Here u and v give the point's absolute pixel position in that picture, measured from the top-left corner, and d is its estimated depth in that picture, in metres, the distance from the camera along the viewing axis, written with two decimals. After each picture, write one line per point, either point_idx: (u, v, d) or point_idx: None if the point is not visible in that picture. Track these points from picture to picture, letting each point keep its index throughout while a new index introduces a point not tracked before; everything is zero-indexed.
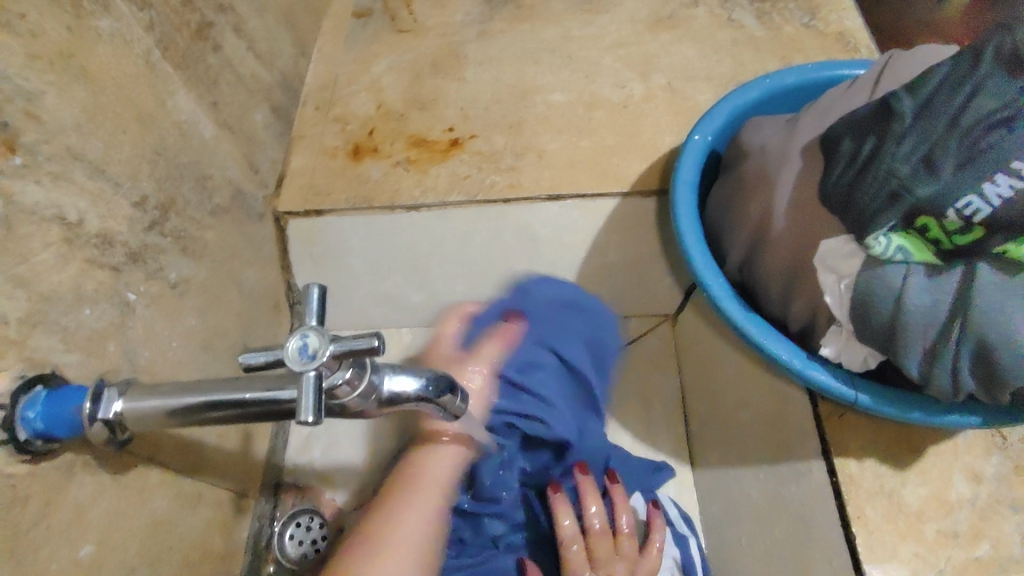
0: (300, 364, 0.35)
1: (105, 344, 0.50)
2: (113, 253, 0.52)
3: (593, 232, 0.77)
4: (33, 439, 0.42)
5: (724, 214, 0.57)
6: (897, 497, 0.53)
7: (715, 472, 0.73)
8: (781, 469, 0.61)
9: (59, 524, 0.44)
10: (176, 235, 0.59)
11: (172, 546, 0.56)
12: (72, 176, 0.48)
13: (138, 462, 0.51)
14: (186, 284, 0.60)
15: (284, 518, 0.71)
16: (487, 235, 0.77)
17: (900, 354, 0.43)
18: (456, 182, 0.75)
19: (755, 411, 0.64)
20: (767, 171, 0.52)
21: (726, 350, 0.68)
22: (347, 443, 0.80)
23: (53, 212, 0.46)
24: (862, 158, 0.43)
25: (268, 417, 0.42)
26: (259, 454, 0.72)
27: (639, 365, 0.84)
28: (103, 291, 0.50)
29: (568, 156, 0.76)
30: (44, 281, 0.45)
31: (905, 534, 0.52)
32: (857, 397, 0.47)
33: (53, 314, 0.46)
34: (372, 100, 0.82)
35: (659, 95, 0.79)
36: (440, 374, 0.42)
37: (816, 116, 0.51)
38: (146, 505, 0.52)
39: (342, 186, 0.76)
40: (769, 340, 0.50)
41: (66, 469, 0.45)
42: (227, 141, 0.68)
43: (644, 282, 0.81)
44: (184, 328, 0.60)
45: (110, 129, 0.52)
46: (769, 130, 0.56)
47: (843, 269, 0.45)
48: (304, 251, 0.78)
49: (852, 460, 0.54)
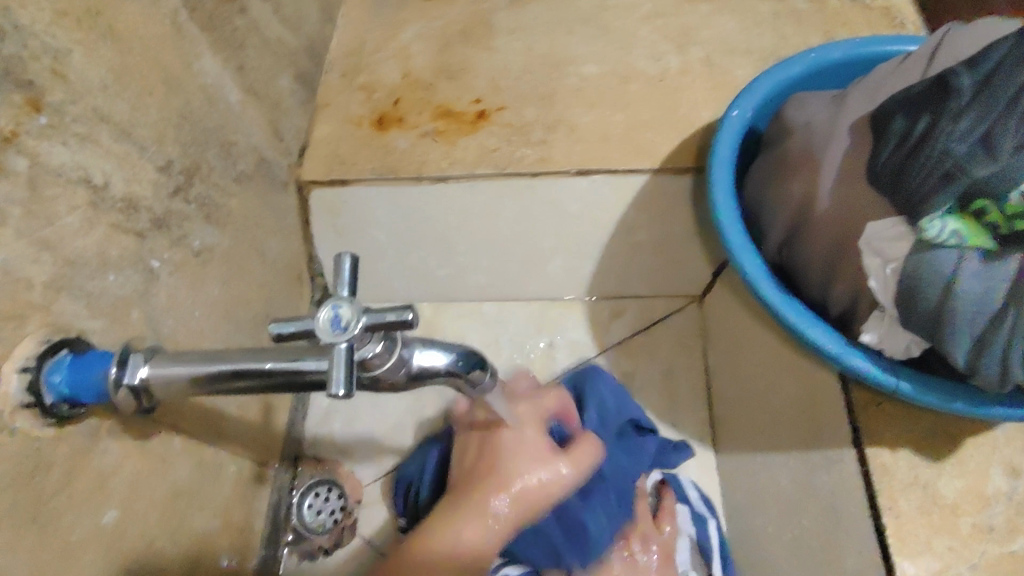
0: (331, 335, 0.34)
1: (129, 311, 0.49)
2: (137, 218, 0.51)
3: (621, 210, 0.75)
4: (59, 404, 0.41)
5: (761, 193, 0.55)
6: (932, 489, 0.51)
7: (741, 457, 0.72)
8: (811, 457, 0.59)
9: (83, 489, 0.44)
10: (200, 201, 0.59)
11: (193, 512, 0.56)
12: (99, 139, 0.47)
13: (162, 429, 0.51)
14: (210, 252, 0.60)
15: (303, 488, 0.72)
16: (514, 209, 0.76)
17: (947, 342, 0.41)
18: (483, 154, 0.73)
19: (785, 397, 0.63)
20: (812, 149, 0.50)
21: (756, 332, 0.67)
22: (368, 416, 0.79)
23: (80, 175, 0.45)
24: (914, 136, 0.42)
25: (293, 389, 0.41)
26: (279, 424, 0.72)
27: (663, 346, 0.83)
28: (128, 257, 0.50)
29: (599, 130, 0.74)
30: (69, 246, 0.44)
31: (938, 529, 0.50)
32: (898, 386, 0.45)
33: (77, 280, 0.45)
34: (399, 68, 0.80)
35: (695, 69, 0.77)
36: (471, 350, 0.40)
37: (866, 92, 0.49)
38: (168, 471, 0.52)
39: (365, 156, 0.74)
40: (808, 325, 0.49)
41: (92, 433, 0.44)
42: (252, 107, 0.67)
43: (672, 261, 0.80)
44: (207, 296, 0.59)
45: (136, 91, 0.51)
46: (815, 106, 0.54)
47: (889, 253, 0.43)
48: (327, 222, 0.78)
49: (886, 451, 0.53)
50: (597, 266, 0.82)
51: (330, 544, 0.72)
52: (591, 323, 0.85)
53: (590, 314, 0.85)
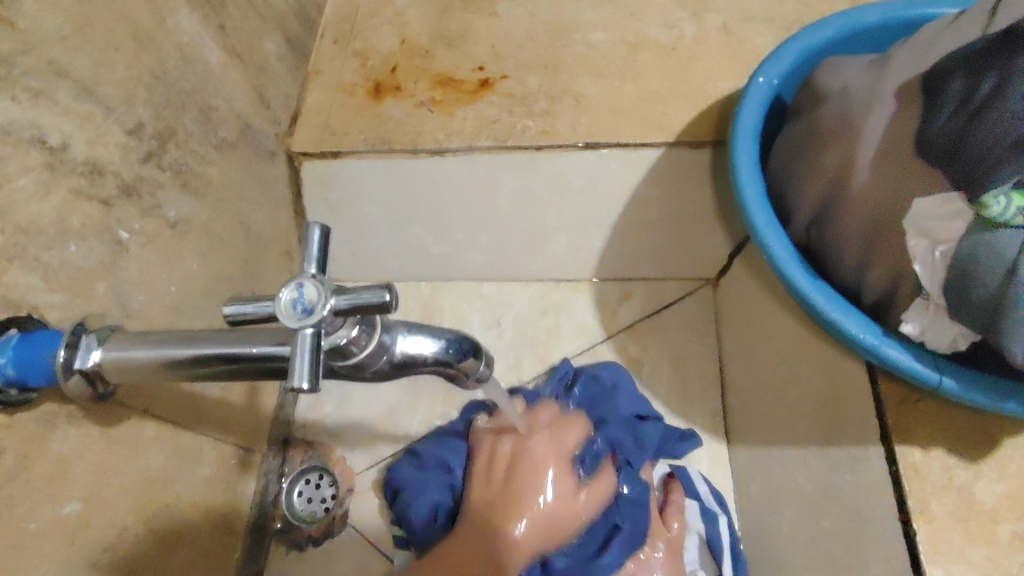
0: (295, 320, 0.30)
1: (93, 285, 0.45)
2: (103, 184, 0.46)
3: (632, 186, 0.70)
4: (7, 388, 0.37)
5: (789, 167, 0.50)
6: (969, 493, 0.47)
7: (755, 450, 0.68)
8: (832, 454, 0.55)
9: (39, 480, 0.39)
10: (177, 169, 0.54)
11: (172, 501, 0.52)
12: (55, 96, 0.42)
13: (130, 415, 0.47)
14: (187, 224, 0.55)
15: (292, 475, 0.68)
16: (519, 185, 0.71)
17: (1004, 334, 0.36)
18: (483, 125, 0.68)
19: (806, 389, 0.58)
20: (851, 117, 0.45)
21: (776, 320, 0.62)
22: (361, 400, 0.75)
23: (31, 134, 0.40)
24: (979, 98, 0.36)
25: (259, 375, 0.37)
26: (267, 409, 0.68)
27: (673, 332, 0.79)
28: (92, 226, 0.45)
29: (609, 101, 0.68)
30: (21, 211, 0.40)
31: (974, 536, 0.46)
32: (941, 380, 0.41)
33: (32, 249, 0.40)
34: (395, 35, 0.74)
35: (713, 37, 0.71)
36: (463, 335, 0.35)
37: (913, 52, 0.44)
38: (140, 458, 0.48)
39: (359, 126, 0.69)
40: (839, 312, 0.44)
41: (47, 419, 0.40)
42: (235, 70, 0.62)
43: (684, 242, 0.75)
44: (185, 272, 0.55)
45: (101, 44, 0.46)
46: (852, 70, 0.48)
47: (940, 233, 0.38)
48: (318, 195, 0.73)
49: (917, 450, 0.48)
50: (606, 246, 0.77)
51: (319, 533, 0.68)
52: (598, 306, 0.80)
53: (597, 296, 0.81)
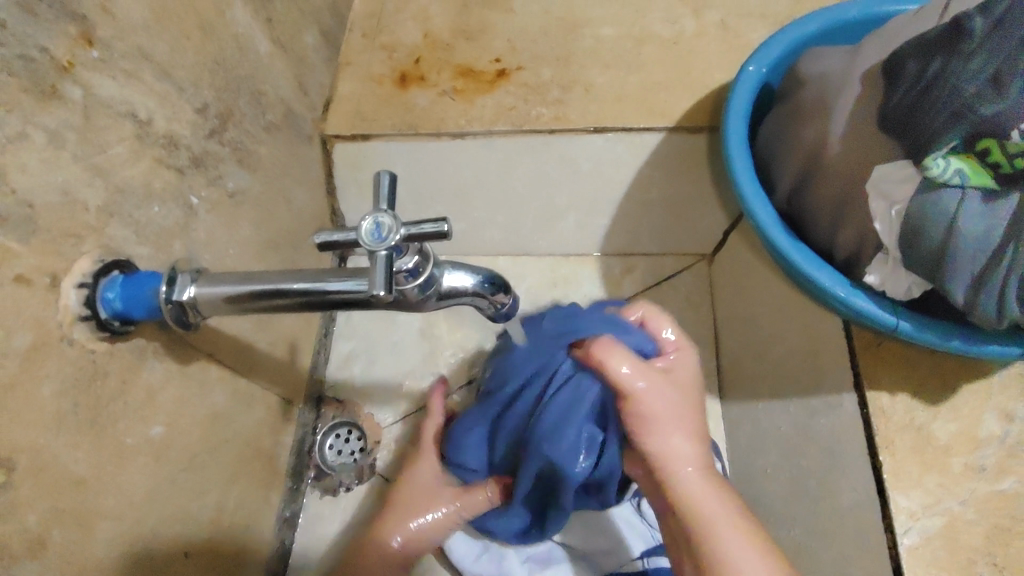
0: (372, 243, 0.35)
1: (171, 242, 0.52)
2: (178, 155, 0.53)
3: (636, 167, 0.77)
4: (111, 319, 0.44)
5: (775, 142, 0.57)
6: (926, 431, 0.54)
7: (745, 405, 0.74)
8: (812, 402, 0.62)
9: (133, 402, 0.47)
10: (234, 146, 0.61)
11: (229, 435, 0.59)
12: (140, 75, 0.49)
13: (200, 356, 0.54)
14: (242, 196, 0.63)
15: (325, 428, 0.76)
16: (532, 166, 0.78)
17: (946, 280, 0.44)
18: (500, 112, 0.75)
19: (790, 347, 0.65)
20: (826, 97, 0.52)
21: (765, 286, 0.69)
22: (387, 360, 0.83)
23: (125, 109, 0.47)
24: (927, 79, 0.43)
25: (312, 306, 0.43)
26: (304, 366, 0.75)
27: (673, 305, 0.86)
28: (169, 191, 0.52)
29: (615, 90, 0.75)
30: (119, 174, 0.47)
31: (929, 466, 0.53)
32: (898, 324, 0.48)
33: (126, 207, 0.48)
34: (419, 30, 0.81)
35: (711, 32, 0.78)
36: (494, 274, 0.42)
37: (880, 41, 0.50)
38: (207, 396, 0.55)
39: (387, 115, 0.76)
40: (815, 268, 0.51)
41: (139, 352, 0.47)
42: (280, 60, 0.69)
43: (683, 220, 0.82)
44: (241, 237, 0.62)
45: (176, 34, 0.53)
46: (831, 57, 0.55)
47: (896, 196, 0.45)
48: (349, 175, 0.81)
49: (884, 395, 0.55)
50: (610, 223, 0.84)
51: (354, 478, 0.76)
52: (604, 279, 0.88)
53: (603, 270, 0.88)
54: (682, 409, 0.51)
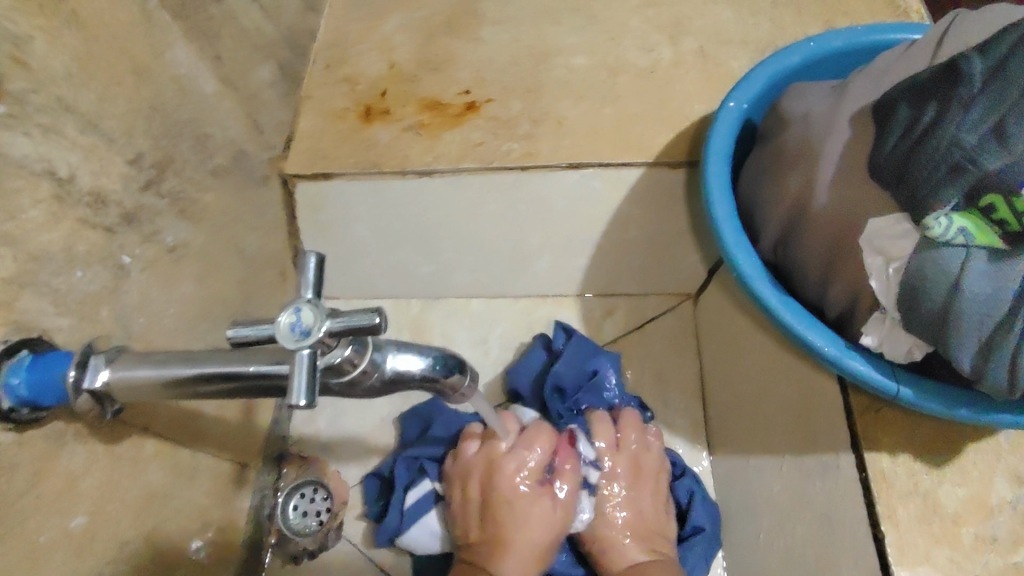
0: (292, 340, 0.35)
1: (98, 309, 0.47)
2: (106, 213, 0.48)
3: (614, 206, 0.73)
4: (18, 408, 0.39)
5: (757, 188, 0.53)
6: (933, 497, 0.49)
7: (735, 461, 0.70)
8: (805, 462, 0.57)
9: (50, 493, 0.41)
10: (175, 196, 0.56)
11: (168, 517, 0.53)
12: (62, 130, 0.44)
13: (132, 433, 0.49)
14: (185, 249, 0.57)
15: (288, 489, 0.70)
16: (504, 205, 0.73)
17: (950, 346, 0.39)
18: (469, 149, 0.71)
19: (780, 400, 0.61)
20: (810, 141, 0.48)
21: (751, 333, 0.65)
22: (354, 416, 0.77)
23: (42, 167, 0.43)
24: (920, 127, 0.39)
25: (263, 391, 0.40)
26: (263, 424, 0.70)
27: (657, 346, 0.82)
28: (96, 253, 0.47)
29: (590, 124, 0.71)
30: (32, 241, 0.42)
31: (938, 539, 0.48)
32: (898, 390, 0.44)
33: (43, 275, 0.43)
34: (383, 60, 0.77)
35: (689, 60, 0.74)
36: (448, 353, 0.40)
37: (868, 80, 0.47)
38: (141, 476, 0.50)
39: (348, 150, 0.72)
40: (805, 326, 0.47)
41: (57, 438, 0.42)
42: (230, 98, 0.64)
43: (665, 258, 0.78)
44: (182, 294, 0.57)
45: (104, 80, 0.48)
46: (814, 96, 0.51)
47: (892, 252, 0.41)
48: (310, 218, 0.75)
49: (885, 456, 0.51)
50: (589, 263, 0.80)
51: (315, 546, 0.69)
52: (584, 321, 0.83)
53: (582, 311, 0.83)
54: (649, 465, 0.67)
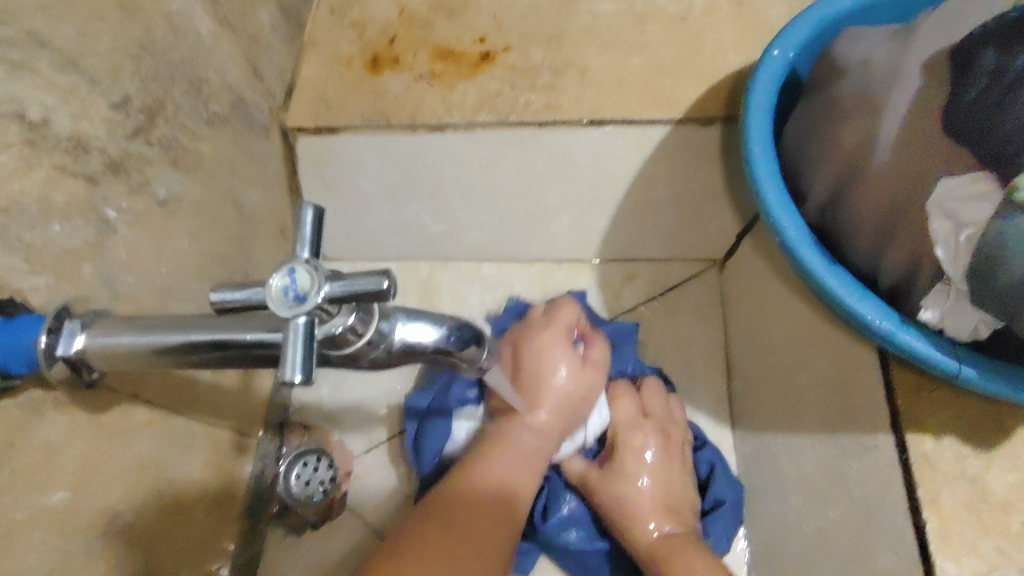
0: (286, 308, 0.31)
1: (79, 267, 0.43)
2: (88, 160, 0.44)
3: (637, 164, 0.68)
4: None
5: (806, 143, 0.49)
6: (981, 484, 0.45)
7: (762, 438, 0.66)
8: (842, 441, 0.53)
9: (25, 467, 0.38)
10: (165, 145, 0.51)
11: (161, 488, 0.50)
12: (37, 67, 0.40)
13: (121, 400, 0.45)
14: (178, 203, 0.53)
15: (291, 458, 0.66)
16: (521, 161, 0.68)
17: None
18: (485, 100, 0.66)
19: (815, 375, 0.57)
20: (871, 93, 0.43)
21: (787, 302, 0.60)
22: (357, 383, 0.74)
23: (12, 108, 0.38)
24: (1014, 74, 0.34)
25: (259, 362, 0.36)
26: (266, 391, 0.66)
27: (680, 315, 0.78)
28: (76, 205, 0.43)
29: (616, 74, 0.66)
30: (2, 190, 0.38)
31: (987, 528, 0.44)
32: (959, 369, 0.39)
33: (14, 228, 0.38)
34: (393, 2, 0.71)
35: (723, 8, 0.68)
36: (465, 323, 0.36)
37: (938, 21, 0.41)
38: (130, 446, 0.47)
39: (355, 100, 0.66)
40: (856, 297, 0.42)
41: (32, 406, 0.39)
42: (227, 40, 0.59)
43: (691, 223, 0.74)
44: (174, 252, 0.53)
45: (84, 12, 0.43)
46: (870, 42, 0.46)
47: (964, 216, 0.36)
48: (313, 170, 0.70)
49: (929, 438, 0.47)
50: (610, 226, 0.75)
51: (317, 516, 0.66)
52: (602, 286, 0.79)
53: (601, 277, 0.79)
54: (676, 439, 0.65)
